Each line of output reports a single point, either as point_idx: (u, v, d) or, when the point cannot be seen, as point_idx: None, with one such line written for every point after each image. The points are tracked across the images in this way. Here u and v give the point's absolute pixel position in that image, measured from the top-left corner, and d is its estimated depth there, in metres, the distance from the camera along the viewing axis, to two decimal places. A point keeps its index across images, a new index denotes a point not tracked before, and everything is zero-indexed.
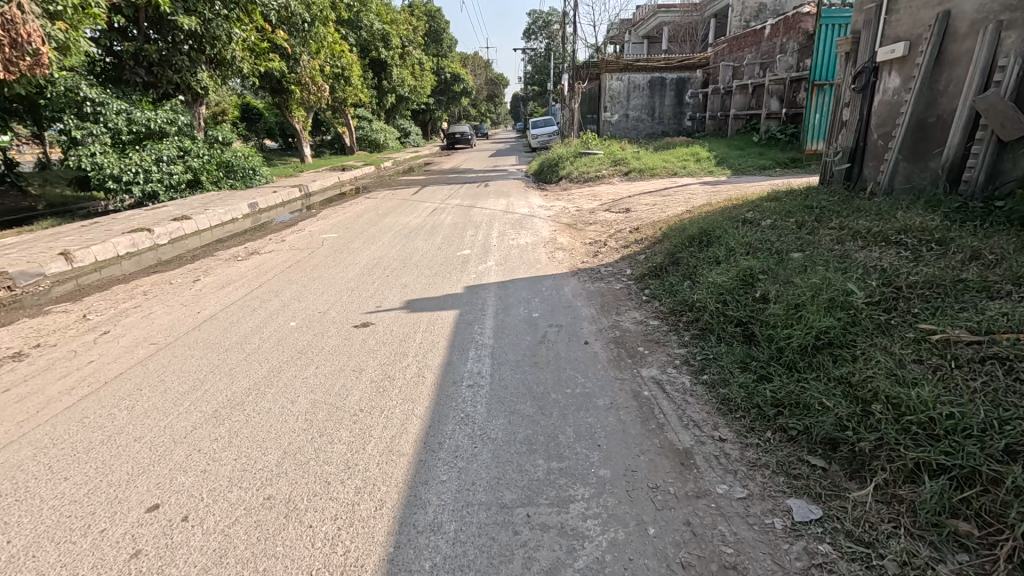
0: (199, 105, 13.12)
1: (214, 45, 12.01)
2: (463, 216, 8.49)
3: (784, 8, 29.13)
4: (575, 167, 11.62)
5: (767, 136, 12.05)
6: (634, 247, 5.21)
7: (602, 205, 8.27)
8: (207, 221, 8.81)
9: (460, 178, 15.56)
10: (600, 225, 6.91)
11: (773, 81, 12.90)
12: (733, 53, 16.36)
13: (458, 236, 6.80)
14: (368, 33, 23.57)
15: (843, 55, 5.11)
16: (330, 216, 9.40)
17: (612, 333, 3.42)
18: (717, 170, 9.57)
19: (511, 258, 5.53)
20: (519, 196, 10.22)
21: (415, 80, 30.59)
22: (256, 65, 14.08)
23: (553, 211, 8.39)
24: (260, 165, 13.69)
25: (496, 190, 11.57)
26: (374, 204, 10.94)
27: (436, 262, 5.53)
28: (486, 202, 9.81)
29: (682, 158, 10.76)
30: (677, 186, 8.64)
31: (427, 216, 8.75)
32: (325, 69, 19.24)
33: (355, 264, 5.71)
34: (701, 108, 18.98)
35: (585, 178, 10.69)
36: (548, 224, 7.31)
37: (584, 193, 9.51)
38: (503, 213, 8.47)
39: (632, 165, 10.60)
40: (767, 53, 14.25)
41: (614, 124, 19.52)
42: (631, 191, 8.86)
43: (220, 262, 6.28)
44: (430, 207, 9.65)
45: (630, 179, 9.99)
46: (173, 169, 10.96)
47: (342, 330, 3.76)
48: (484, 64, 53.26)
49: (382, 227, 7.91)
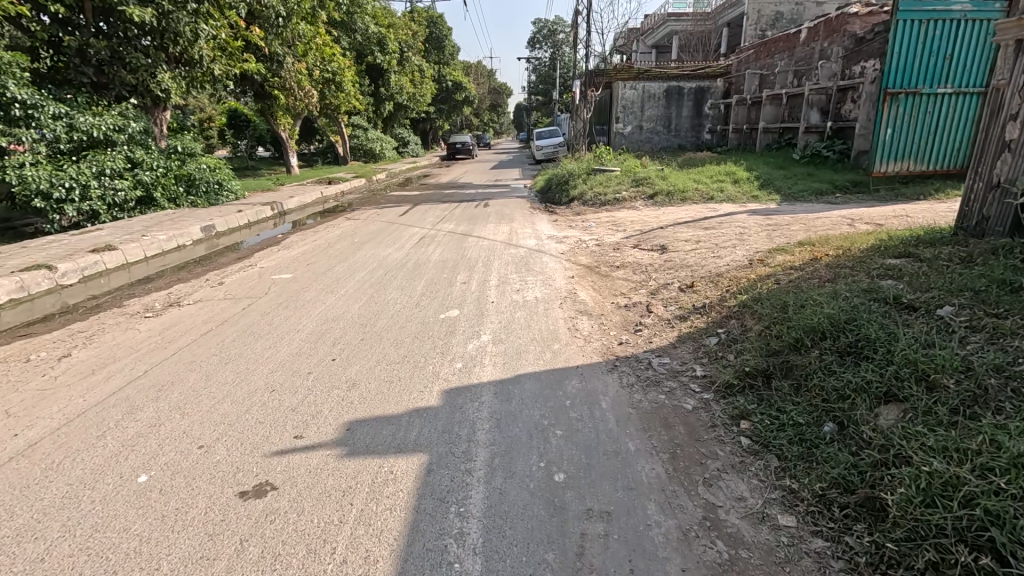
0: (161, 111, 11.61)
1: (177, 42, 10.60)
2: (456, 249, 6.88)
3: (802, 19, 27.95)
4: (589, 187, 10.02)
5: (810, 154, 10.50)
6: (696, 320, 3.58)
7: (630, 239, 6.65)
8: (143, 251, 7.22)
9: (457, 194, 13.98)
10: (632, 269, 5.33)
11: (813, 90, 11.41)
12: (761, 60, 14.89)
13: (444, 284, 5.18)
14: (363, 37, 22.22)
15: (1006, 46, 3.51)
16: (296, 245, 7.80)
17: (713, 551, 1.78)
18: (763, 195, 7.98)
19: (514, 328, 3.90)
20: (524, 221, 8.65)
21: (414, 87, 29.26)
22: (230, 66, 12.61)
23: (567, 244, 6.79)
24: (230, 179, 12.08)
25: (496, 212, 10.03)
26: (353, 226, 9.39)
27: (408, 333, 3.89)
28: (486, 229, 8.22)
29: (715, 178, 9.17)
30: (720, 217, 7.03)
31: (411, 248, 7.14)
32: (315, 74, 17.81)
33: (296, 331, 4.09)
34: (720, 120, 17.49)
35: (602, 200, 9.10)
36: (563, 265, 5.74)
37: (604, 221, 7.89)
38: (505, 246, 6.87)
39: (658, 186, 9.01)
40: (802, 59, 12.77)
41: (626, 136, 17.98)
42: (662, 221, 7.25)
43: (122, 319, 4.66)
44: (418, 236, 8.06)
45: (657, 204, 8.38)
46: (118, 185, 9.29)
47: (217, 505, 2.12)
48: (488, 73, 52.04)
49: (351, 265, 6.30)
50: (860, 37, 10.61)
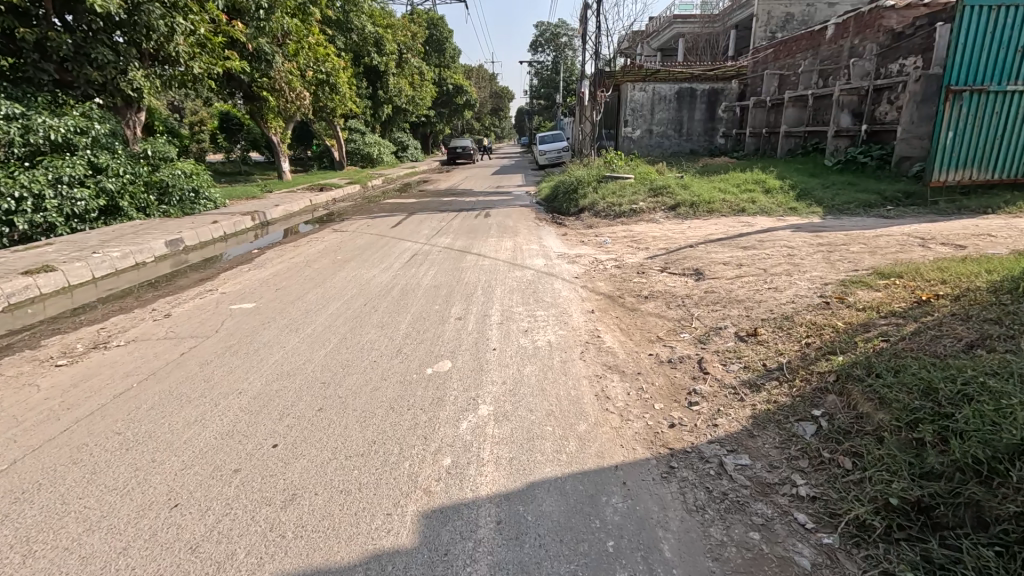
0: (133, 112, 10.70)
1: (150, 37, 9.71)
2: (452, 271, 5.90)
3: (814, 21, 27.16)
4: (601, 196, 9.06)
5: (844, 160, 9.56)
6: (775, 391, 2.61)
7: (656, 260, 5.68)
8: (90, 271, 6.27)
9: (456, 203, 13.05)
10: (664, 301, 4.37)
11: (844, 90, 10.45)
12: (784, 59, 13.95)
13: (434, 320, 4.20)
14: (360, 37, 21.35)
15: None
16: (270, 264, 6.84)
17: None
18: (803, 207, 7.02)
19: (523, 394, 2.92)
20: (529, 236, 7.68)
21: (413, 90, 28.45)
22: (211, 65, 11.73)
23: (581, 266, 5.81)
24: (208, 186, 11.10)
25: (498, 224, 9.09)
26: (339, 239, 8.46)
27: (381, 401, 2.92)
28: (486, 245, 7.25)
29: (744, 186, 8.21)
30: (759, 233, 6.05)
31: (399, 269, 6.17)
32: (307, 74, 16.94)
33: (238, 392, 3.12)
34: (735, 124, 16.57)
35: (617, 212, 8.14)
36: (580, 295, 4.76)
37: (621, 237, 6.91)
38: (509, 267, 5.90)
39: (680, 196, 8.03)
40: (829, 57, 11.87)
41: (635, 140, 17.06)
42: (690, 238, 6.28)
43: (26, 368, 3.69)
44: (409, 253, 7.08)
45: (680, 217, 7.42)
46: (78, 194, 8.28)
47: None
48: (489, 77, 51.26)
49: (326, 291, 5.33)
50: (898, 32, 9.70)
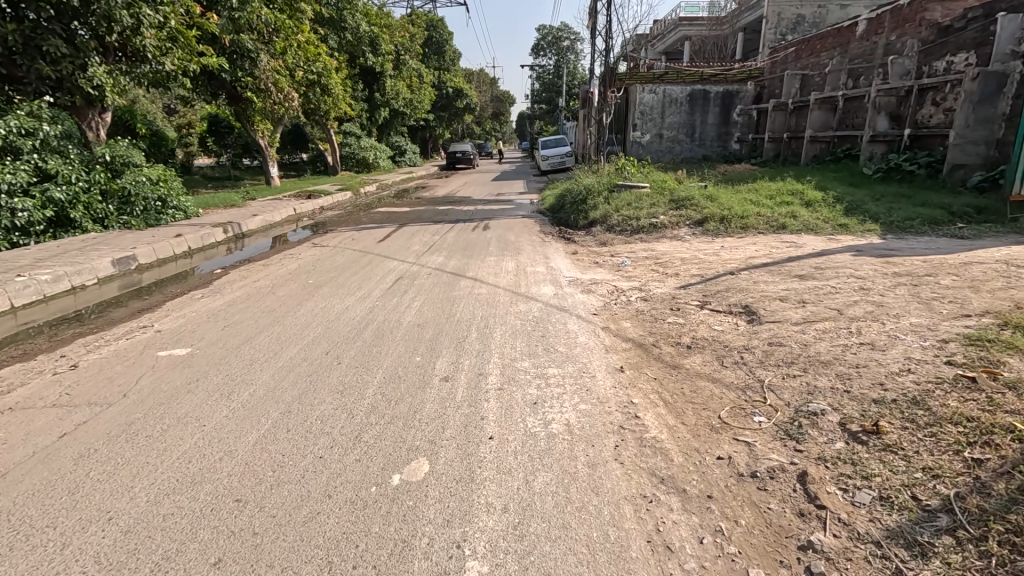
0: (94, 112, 9.69)
1: (112, 28, 8.71)
2: (441, 303, 4.87)
3: (825, 22, 26.27)
4: (614, 208, 8.06)
5: (887, 169, 8.55)
6: (957, 559, 1.57)
7: (691, 291, 4.66)
8: (8, 299, 5.23)
9: (453, 212, 12.06)
10: (715, 356, 3.34)
11: (882, 91, 9.45)
12: (808, 58, 12.97)
13: (412, 384, 3.16)
14: (354, 36, 20.42)
15: None
16: (230, 288, 5.81)
17: None
18: (855, 223, 6.00)
19: (534, 539, 1.89)
20: (534, 255, 6.65)
21: (411, 93, 27.58)
22: (185, 61, 10.76)
23: (599, 297, 4.78)
24: (178, 194, 10.01)
25: (498, 238, 8.10)
26: (317, 257, 7.44)
27: (314, 550, 1.88)
28: (485, 266, 6.23)
29: (779, 198, 7.19)
30: (812, 257, 5.03)
31: (379, 298, 5.13)
32: (297, 74, 16.00)
33: (107, 521, 2.08)
34: (751, 128, 15.60)
35: (635, 227, 7.13)
36: (603, 341, 3.73)
37: (642, 260, 5.88)
38: (511, 298, 4.87)
39: (708, 209, 7.01)
40: (861, 55, 10.88)
41: (643, 145, 16.09)
42: (728, 262, 5.26)
43: None
44: (394, 276, 6.05)
45: (709, 235, 6.40)
46: (19, 203, 7.18)
47: None
48: (490, 80, 50.41)
49: (284, 331, 4.29)
50: (946, 26, 8.71)
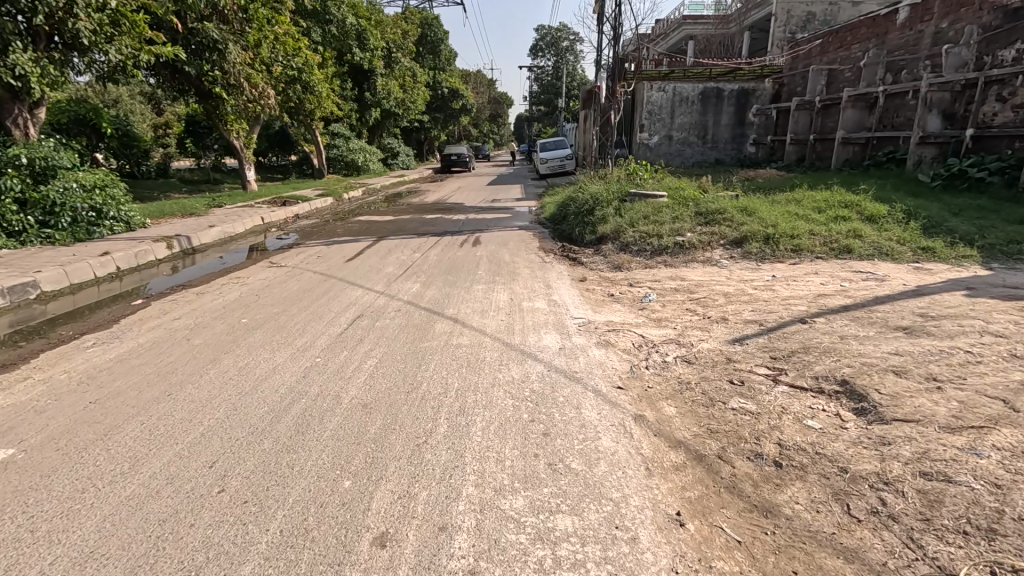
0: (20, 106, 8.34)
1: (34, 6, 7.37)
2: (403, 362, 3.52)
3: (837, 20, 25.10)
4: (628, 221, 6.78)
5: (948, 176, 7.24)
6: None
7: (751, 349, 3.36)
8: None
9: (442, 223, 10.77)
10: (833, 494, 2.02)
11: (934, 86, 8.18)
12: (835, 52, 11.72)
13: (323, 559, 1.82)
14: (340, 30, 19.14)
15: None
16: (137, 330, 4.46)
17: None
18: (943, 246, 4.71)
19: None
20: (533, 284, 5.35)
21: (404, 93, 26.35)
22: (135, 50, 9.44)
23: (623, 356, 3.48)
24: (121, 203, 8.57)
25: (490, 258, 6.81)
26: (269, 281, 6.13)
27: None
28: (469, 300, 4.89)
29: (831, 212, 5.90)
30: (907, 298, 3.73)
31: (322, 352, 3.78)
32: (274, 69, 14.71)
33: None
34: (768, 129, 14.32)
35: (655, 246, 5.83)
36: (639, 451, 2.41)
37: (670, 295, 4.59)
38: (500, 356, 3.54)
39: (745, 225, 5.73)
40: (905, 47, 9.65)
41: (651, 148, 14.83)
42: (790, 302, 3.96)
43: None
44: (352, 314, 4.70)
45: (753, 259, 5.11)
46: None
47: None
48: (487, 81, 49.15)
49: (167, 417, 2.93)
50: (1017, 10, 7.46)
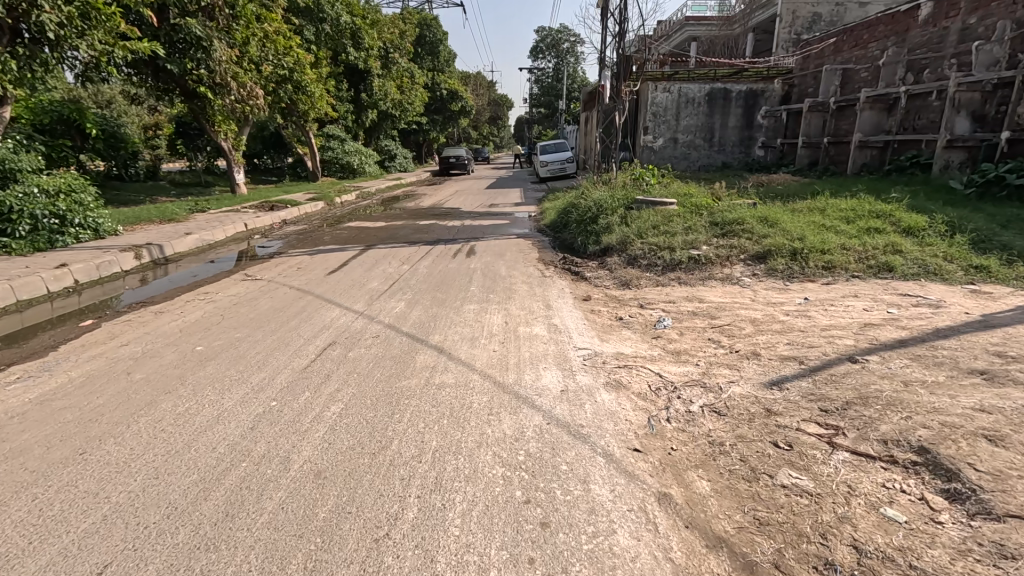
0: None
1: None
2: (372, 410, 2.93)
3: (844, 21, 24.51)
4: (636, 232, 6.21)
5: (982, 182, 6.64)
6: None
7: (794, 397, 2.77)
8: None
9: (436, 229, 10.21)
10: None
11: (963, 85, 7.62)
12: (851, 50, 11.15)
13: None
14: (333, 28, 18.59)
15: None
16: (75, 359, 3.88)
17: None
18: (999, 265, 4.12)
19: None
20: (530, 304, 4.77)
21: (401, 94, 25.83)
22: (108, 46, 8.88)
23: (637, 403, 2.89)
24: (90, 210, 7.97)
25: (485, 271, 6.24)
26: (239, 297, 5.54)
27: None
28: (458, 324, 4.30)
29: (862, 223, 5.32)
30: (974, 331, 3.15)
31: (278, 394, 3.18)
32: (263, 68, 14.16)
33: None
34: (778, 132, 13.76)
35: (667, 260, 5.26)
36: (668, 555, 1.82)
37: (688, 321, 4.01)
38: (488, 402, 2.95)
39: (767, 237, 5.15)
40: (928, 45, 9.08)
41: (655, 151, 14.28)
42: (832, 332, 3.38)
43: None
44: (323, 340, 4.10)
45: (778, 278, 4.54)
46: None
47: None
48: (487, 83, 48.71)
49: (69, 487, 2.33)
50: None
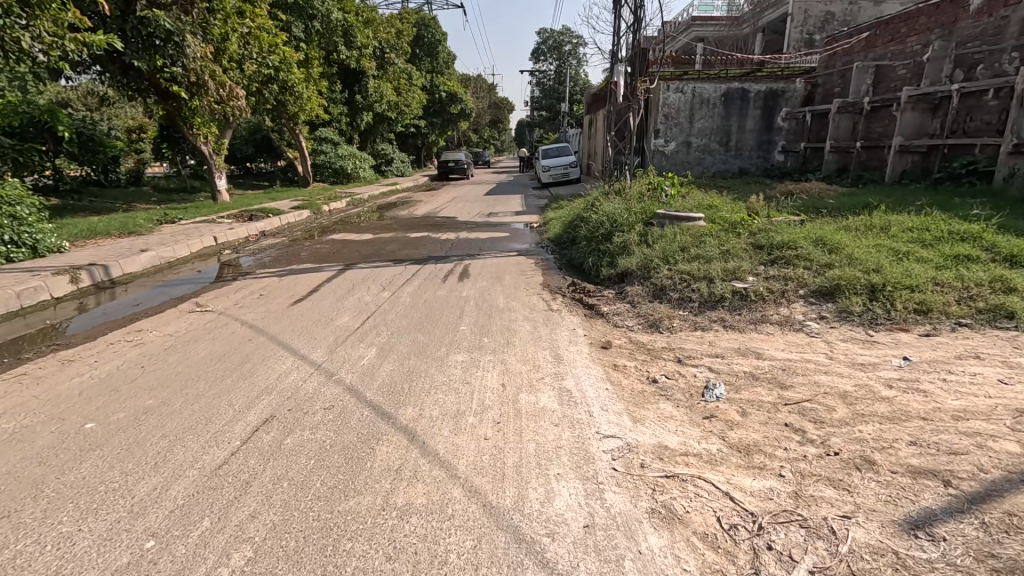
0: None
1: None
2: (292, 568, 1.89)
3: (858, 21, 23.52)
4: (661, 255, 5.19)
5: None
6: None
7: (965, 561, 1.72)
8: None
9: (429, 243, 9.19)
10: None
11: None
12: (885, 46, 10.17)
13: None
14: (324, 25, 17.66)
15: None
16: None
17: None
18: None
19: None
20: (535, 355, 3.75)
21: (398, 96, 24.90)
22: (58, 38, 7.90)
23: (703, 557, 1.85)
24: (28, 224, 6.94)
25: (480, 302, 5.22)
26: (176, 337, 4.51)
27: None
28: (439, 390, 3.27)
29: (946, 248, 4.30)
30: None
31: (162, 525, 2.14)
32: (245, 66, 13.20)
33: None
34: (799, 136, 12.74)
35: (706, 295, 4.23)
36: None
37: (747, 391, 2.98)
38: (471, 554, 1.91)
39: (832, 267, 4.13)
40: (983, 38, 8.09)
41: (667, 156, 13.26)
42: (973, 424, 2.35)
43: None
44: (258, 413, 3.07)
45: (857, 324, 3.52)
46: None
47: None
48: (488, 86, 47.84)
49: None
50: None
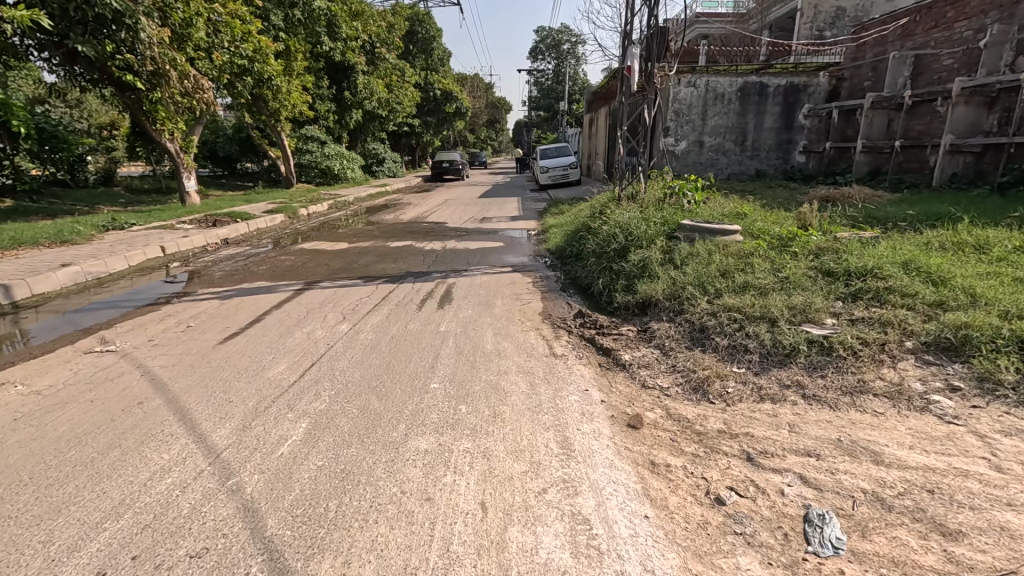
0: None
1: None
2: None
3: (869, 17, 22.47)
4: (697, 281, 4.02)
5: None
6: None
7: None
8: None
9: (411, 254, 8.00)
10: None
11: None
12: (927, 33, 9.07)
13: None
14: (306, 14, 16.48)
15: None
16: None
17: None
18: None
19: None
20: (533, 442, 2.57)
21: (390, 93, 23.74)
22: None
23: None
24: None
25: (462, 342, 4.05)
26: (41, 398, 3.29)
27: None
28: (381, 519, 2.08)
29: None
30: None
31: None
32: (214, 56, 12.01)
33: None
34: (823, 135, 11.61)
35: (771, 347, 3.07)
36: None
37: (884, 538, 1.80)
38: None
39: (947, 309, 2.98)
40: None
41: (677, 156, 12.10)
42: None
43: None
44: (77, 570, 1.87)
45: (1015, 404, 2.36)
46: None
47: None
48: (484, 86, 46.75)
49: None
50: None
